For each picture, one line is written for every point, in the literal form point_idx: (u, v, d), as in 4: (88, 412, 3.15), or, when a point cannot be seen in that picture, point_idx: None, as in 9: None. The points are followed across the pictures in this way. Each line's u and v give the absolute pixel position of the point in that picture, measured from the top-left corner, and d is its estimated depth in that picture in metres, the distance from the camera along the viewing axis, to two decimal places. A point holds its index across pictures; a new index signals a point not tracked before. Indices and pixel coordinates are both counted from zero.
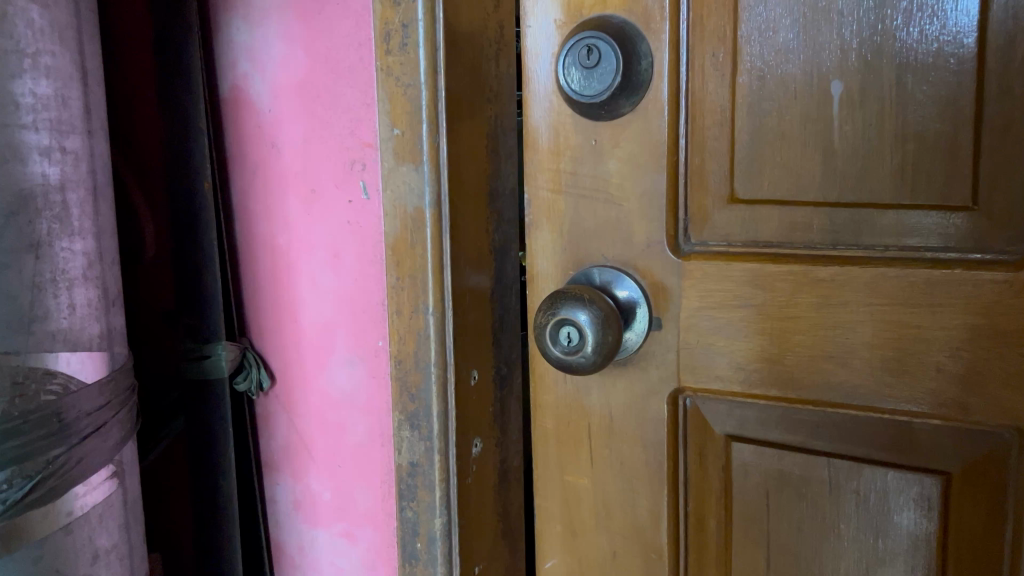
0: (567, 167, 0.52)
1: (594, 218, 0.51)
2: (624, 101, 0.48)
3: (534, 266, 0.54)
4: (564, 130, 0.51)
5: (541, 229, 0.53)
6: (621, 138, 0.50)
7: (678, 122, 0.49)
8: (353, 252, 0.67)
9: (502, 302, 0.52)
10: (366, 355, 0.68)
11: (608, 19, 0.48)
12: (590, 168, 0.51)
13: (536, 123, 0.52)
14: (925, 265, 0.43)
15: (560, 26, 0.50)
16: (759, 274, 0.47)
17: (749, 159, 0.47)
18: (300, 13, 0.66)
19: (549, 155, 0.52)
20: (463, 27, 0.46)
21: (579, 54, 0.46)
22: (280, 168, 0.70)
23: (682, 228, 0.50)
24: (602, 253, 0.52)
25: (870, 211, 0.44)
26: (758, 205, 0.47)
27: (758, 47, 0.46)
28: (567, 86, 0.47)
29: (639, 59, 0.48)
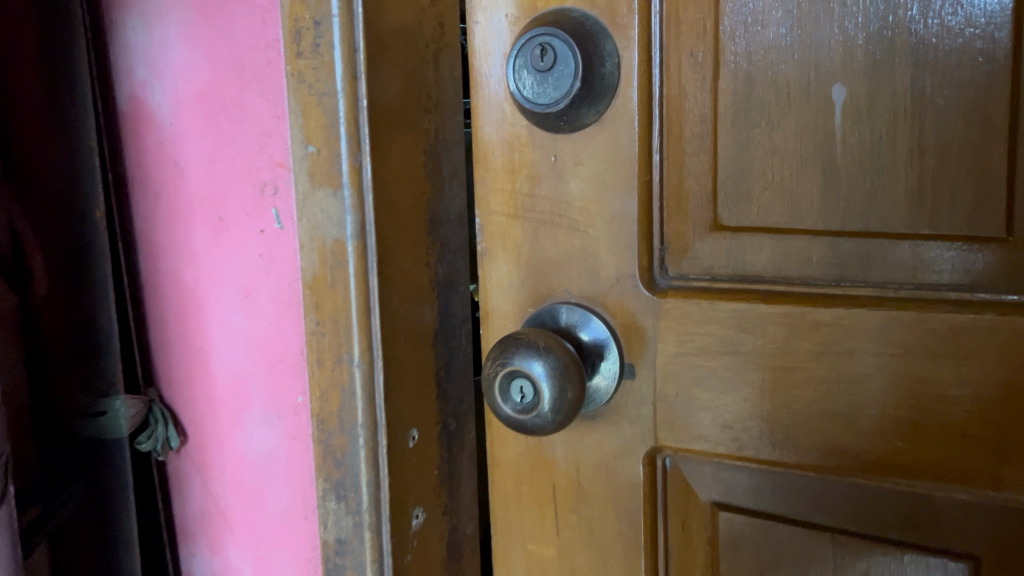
0: (523, 187, 0.44)
1: (555, 247, 0.44)
2: (587, 110, 0.41)
3: (485, 303, 0.46)
4: (519, 144, 0.43)
5: (495, 259, 0.45)
6: (585, 154, 0.42)
7: (652, 134, 0.41)
8: (269, 292, 0.63)
9: (449, 347, 0.44)
10: (285, 414, 0.65)
11: (566, 15, 0.40)
12: (550, 189, 0.43)
13: (486, 135, 0.44)
14: (947, 307, 0.36)
15: (511, 22, 0.42)
16: (749, 316, 0.40)
17: (735, 179, 0.39)
18: (201, 11, 0.61)
19: (502, 174, 0.44)
20: (391, 23, 0.38)
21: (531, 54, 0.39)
22: (185, 192, 0.65)
23: (659, 258, 0.42)
24: (565, 288, 0.44)
25: (881, 241, 0.36)
26: (746, 233, 0.40)
27: (747, 44, 0.38)
28: (518, 92, 0.40)
29: (601, 63, 0.40)
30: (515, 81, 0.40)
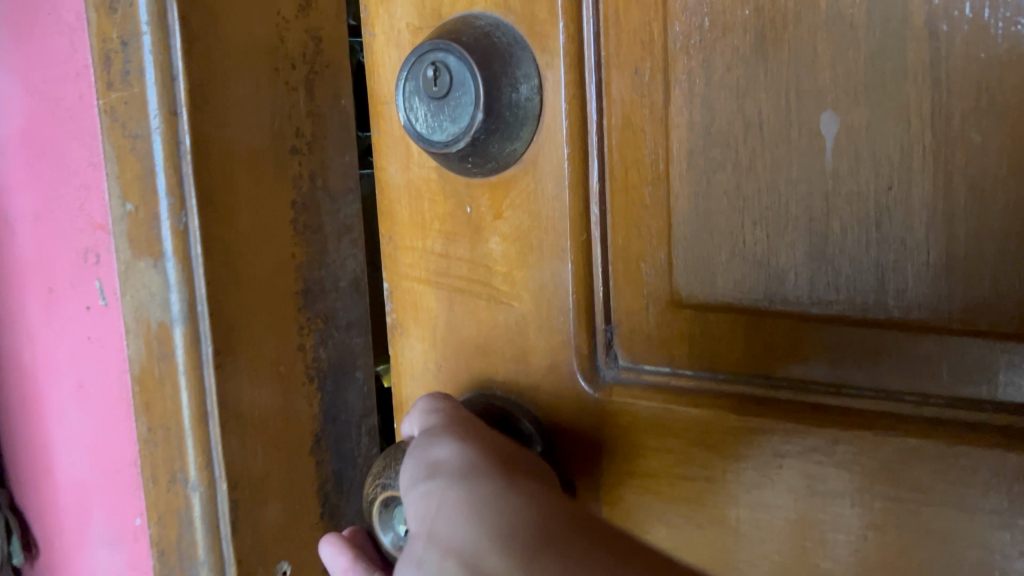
0: (433, 245, 0.34)
1: (476, 325, 0.34)
2: (502, 144, 0.30)
3: (399, 390, 0.37)
4: (427, 190, 0.34)
5: (408, 335, 0.36)
6: (505, 205, 0.32)
7: (589, 179, 0.31)
8: (96, 384, 0.53)
9: (343, 451, 0.35)
10: (123, 537, 0.54)
11: (470, 24, 0.30)
12: (466, 250, 0.33)
13: (389, 179, 0.35)
14: (984, 442, 0.24)
15: (411, 33, 0.33)
16: (710, 430, 0.29)
17: (697, 242, 0.29)
18: (16, 37, 0.54)
19: (411, 228, 0.34)
20: (234, 40, 0.30)
21: (423, 77, 0.29)
22: (22, 256, 0.60)
23: (606, 342, 0.31)
24: (491, 378, 0.34)
25: (896, 335, 0.26)
26: (712, 313, 0.29)
27: (707, 56, 0.27)
28: (410, 126, 0.30)
29: (511, 89, 0.30)
30: (405, 111, 0.30)
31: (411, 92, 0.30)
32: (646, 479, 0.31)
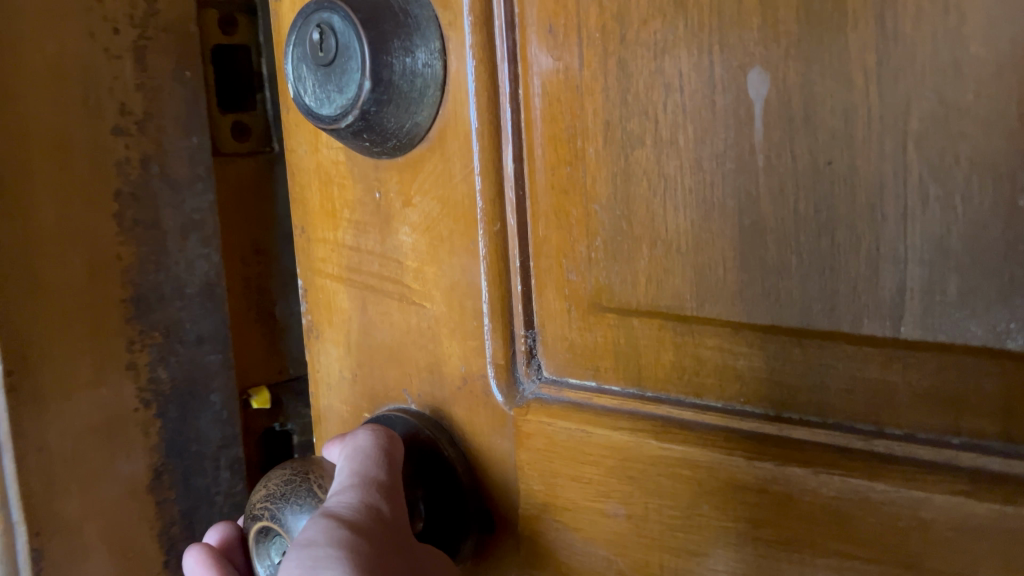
0: (344, 237, 0.30)
1: (387, 328, 0.30)
2: (399, 118, 0.26)
3: (318, 399, 0.33)
4: (337, 174, 0.30)
5: (325, 339, 0.32)
6: (414, 190, 0.28)
7: (502, 158, 0.26)
8: None
9: (193, 486, 0.40)
10: None
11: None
12: (376, 242, 0.29)
13: (300, 163, 0.31)
14: (946, 490, 0.19)
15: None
16: (631, 459, 0.24)
17: (616, 231, 0.24)
18: None
19: (324, 217, 0.31)
20: (39, 21, 0.33)
21: (308, 42, 0.25)
22: None
23: (526, 352, 0.27)
24: (405, 388, 0.30)
25: (841, 350, 0.20)
26: (635, 318, 0.24)
27: (620, 7, 0.23)
28: (298, 98, 0.26)
29: (404, 55, 0.26)
30: (293, 82, 0.26)
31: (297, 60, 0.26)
32: (565, 514, 0.26)
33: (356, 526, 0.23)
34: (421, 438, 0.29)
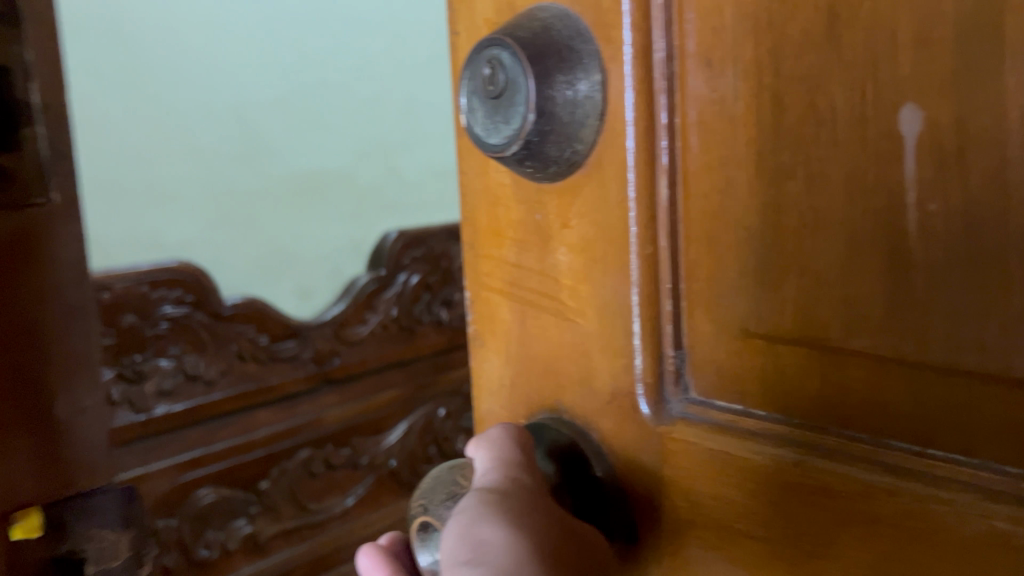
0: (509, 254, 0.32)
1: (543, 341, 0.31)
2: (557, 146, 0.28)
3: (477, 404, 0.35)
4: (503, 196, 0.32)
5: (486, 349, 0.34)
6: (572, 213, 0.29)
7: (656, 184, 0.27)
8: None
9: None
10: None
11: (531, 18, 0.28)
12: (536, 259, 0.31)
13: (471, 183, 0.33)
14: None
15: (489, 29, 0.30)
16: (774, 483, 0.25)
17: (765, 261, 0.25)
18: None
19: (488, 235, 0.33)
20: None
21: (479, 76, 0.27)
22: None
23: (672, 373, 0.28)
24: (557, 399, 0.31)
25: (989, 389, 0.20)
26: (780, 347, 0.25)
27: (773, 43, 0.23)
28: (466, 126, 0.28)
29: (566, 88, 0.27)
30: (464, 112, 0.29)
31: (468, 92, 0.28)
32: (706, 530, 0.27)
33: (485, 496, 0.27)
34: (576, 451, 0.30)
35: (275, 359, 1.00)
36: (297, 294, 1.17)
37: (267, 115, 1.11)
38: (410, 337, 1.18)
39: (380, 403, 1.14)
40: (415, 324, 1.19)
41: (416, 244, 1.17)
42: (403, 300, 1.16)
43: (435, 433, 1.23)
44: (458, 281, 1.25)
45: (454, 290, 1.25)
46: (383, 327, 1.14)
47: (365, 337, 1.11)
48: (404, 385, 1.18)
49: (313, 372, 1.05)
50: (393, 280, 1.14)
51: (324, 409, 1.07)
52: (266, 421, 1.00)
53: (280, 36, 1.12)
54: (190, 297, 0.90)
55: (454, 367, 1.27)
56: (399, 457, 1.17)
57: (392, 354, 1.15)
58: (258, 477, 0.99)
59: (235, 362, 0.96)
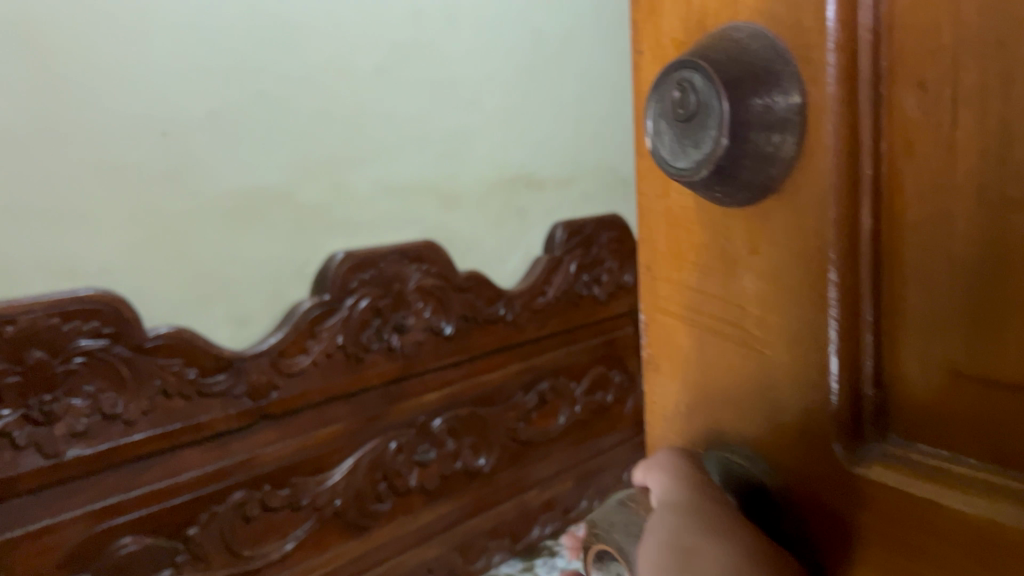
0: (688, 279, 0.32)
1: (722, 367, 0.31)
2: (751, 170, 0.26)
3: (652, 429, 0.37)
4: (685, 218, 0.32)
5: (662, 370, 0.35)
6: (761, 240, 0.28)
7: (860, 213, 0.25)
8: None
9: None
10: None
11: (724, 40, 0.27)
12: (719, 283, 0.31)
13: (651, 206, 0.34)
14: None
15: (675, 48, 0.31)
16: (978, 537, 0.23)
17: (985, 298, 0.23)
18: None
19: (667, 258, 0.33)
20: None
21: (670, 99, 0.27)
22: None
23: (869, 409, 0.26)
24: (736, 429, 0.31)
25: None
26: (994, 390, 0.23)
27: (1002, 67, 0.22)
28: (657, 149, 0.28)
29: (763, 107, 0.26)
30: (653, 136, 0.28)
31: (657, 116, 0.28)
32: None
33: (655, 514, 0.31)
34: (751, 478, 0.30)
35: (204, 394, 0.91)
36: (232, 322, 0.98)
37: (303, 134, 1.03)
38: (356, 367, 1.05)
39: (328, 438, 1.04)
40: (361, 354, 1.05)
41: (362, 266, 1.05)
42: (349, 328, 1.04)
43: (386, 468, 1.10)
44: (410, 304, 1.11)
45: (405, 314, 1.10)
46: (327, 357, 1.02)
47: (307, 369, 1.00)
48: (349, 419, 1.06)
49: (248, 408, 0.95)
50: (338, 306, 1.03)
51: (259, 446, 0.98)
52: (192, 462, 0.92)
53: (320, 48, 1.04)
54: (107, 328, 0.83)
55: (406, 398, 1.12)
56: (345, 496, 1.06)
57: (336, 386, 1.03)
58: (185, 523, 0.92)
59: (158, 400, 0.88)
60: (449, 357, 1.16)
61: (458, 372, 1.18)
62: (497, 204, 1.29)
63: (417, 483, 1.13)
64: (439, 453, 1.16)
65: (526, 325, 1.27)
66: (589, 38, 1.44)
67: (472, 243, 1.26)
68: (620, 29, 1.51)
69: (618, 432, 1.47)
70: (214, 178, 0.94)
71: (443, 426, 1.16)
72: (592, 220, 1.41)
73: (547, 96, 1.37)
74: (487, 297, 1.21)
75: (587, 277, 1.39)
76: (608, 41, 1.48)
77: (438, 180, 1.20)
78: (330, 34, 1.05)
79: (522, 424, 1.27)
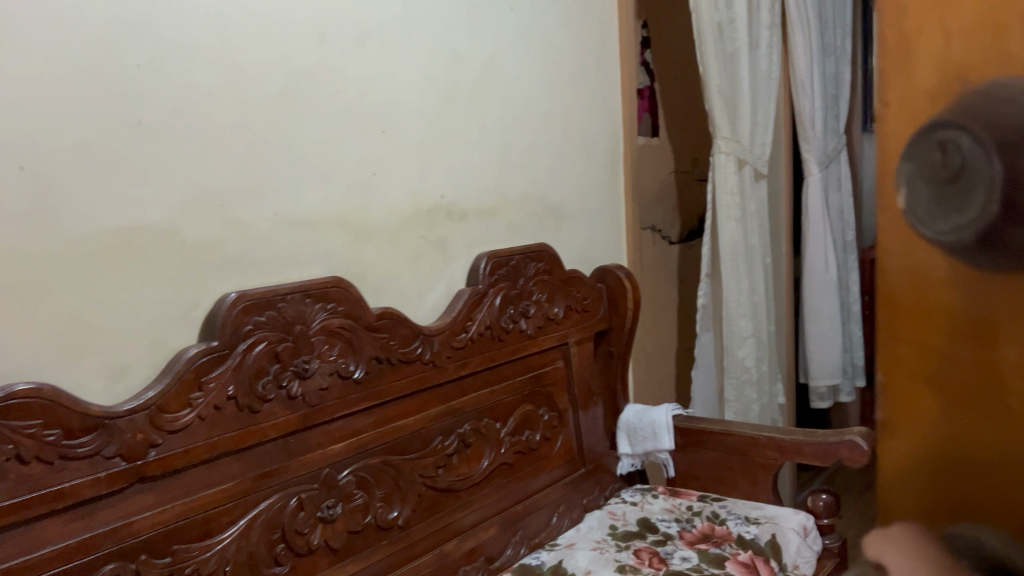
0: (939, 336, 0.31)
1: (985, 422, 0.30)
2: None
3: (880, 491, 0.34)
4: (938, 268, 0.29)
5: (898, 435, 0.33)
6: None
7: None
8: None
9: None
10: None
11: (989, 103, 0.26)
12: (976, 324, 0.29)
13: (895, 257, 0.31)
14: None
15: (927, 101, 0.28)
16: None
17: None
18: None
19: (913, 310, 0.31)
20: None
21: (933, 160, 0.27)
22: None
23: None
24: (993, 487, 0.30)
25: None
26: None
27: None
28: (914, 203, 0.28)
29: None
30: (909, 190, 0.28)
31: (910, 178, 0.28)
32: None
33: None
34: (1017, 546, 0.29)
35: (67, 458, 0.78)
36: (107, 375, 0.85)
37: (191, 165, 0.92)
38: (251, 419, 0.93)
39: (218, 498, 0.90)
40: (256, 404, 0.94)
41: (256, 307, 0.94)
42: (242, 376, 0.92)
43: (285, 527, 0.96)
44: (312, 347, 1.00)
45: (307, 358, 0.99)
46: (216, 409, 0.90)
47: (192, 424, 0.88)
48: (241, 477, 0.93)
49: (123, 471, 0.82)
50: (229, 352, 0.92)
51: (135, 511, 0.84)
52: (53, 534, 0.78)
53: (212, 74, 0.94)
54: None
55: (309, 450, 1.00)
56: (236, 562, 0.91)
57: (227, 440, 0.91)
58: None
59: (11, 467, 0.74)
60: (358, 404, 1.05)
61: (368, 418, 1.07)
62: (414, 236, 1.19)
63: (320, 541, 0.99)
64: (346, 507, 1.03)
65: (445, 364, 1.18)
66: (514, 64, 1.36)
67: (388, 278, 1.16)
68: (547, 56, 1.44)
69: (547, 471, 1.37)
70: (81, 215, 0.83)
71: (351, 477, 1.04)
72: (519, 251, 1.33)
73: (472, 123, 1.29)
74: (401, 336, 1.11)
75: (512, 310, 1.31)
76: (535, 69, 1.41)
77: (348, 214, 1.10)
78: (226, 60, 0.95)
79: (439, 471, 1.17)
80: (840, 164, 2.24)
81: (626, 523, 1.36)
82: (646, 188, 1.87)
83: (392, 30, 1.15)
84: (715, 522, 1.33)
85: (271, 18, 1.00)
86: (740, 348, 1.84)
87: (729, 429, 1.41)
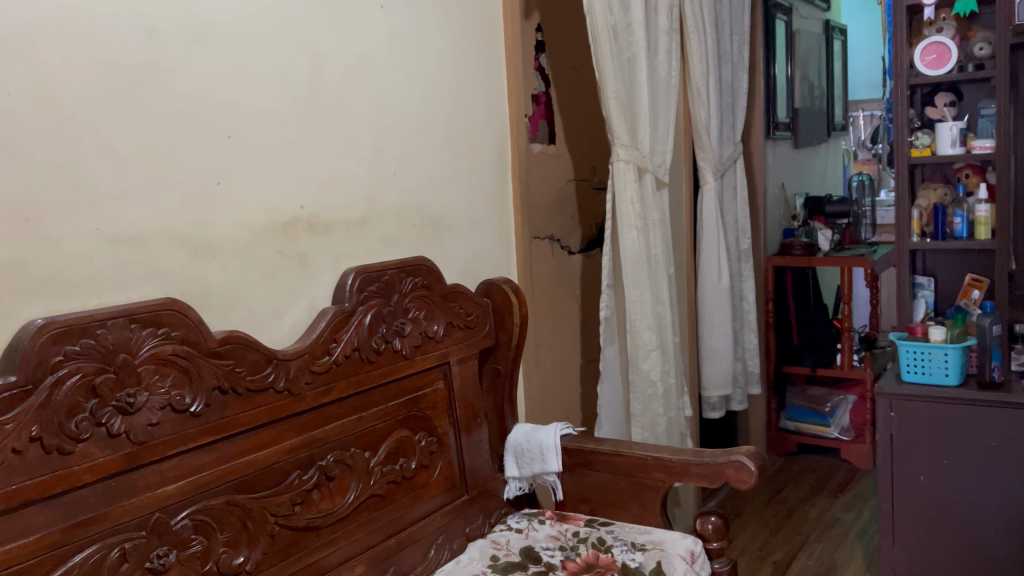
0: None
1: None
2: None
3: None
4: None
5: None
6: None
7: None
8: None
9: None
10: None
11: None
12: None
13: None
14: None
15: None
16: None
17: None
18: None
19: None
20: None
21: None
22: None
23: None
24: None
25: None
26: None
27: None
28: None
29: None
30: None
31: None
32: None
33: None
34: None
35: None
36: None
37: None
38: (60, 461, 0.83)
39: (18, 554, 0.79)
40: (68, 445, 0.83)
41: (68, 336, 0.83)
42: (48, 415, 0.81)
43: None
44: (140, 378, 0.89)
45: (133, 391, 0.88)
46: (15, 454, 0.79)
47: None
48: (49, 528, 0.82)
49: None
50: (33, 388, 0.81)
51: None
52: None
53: (13, 72, 0.83)
54: None
55: (134, 494, 0.89)
56: None
57: (29, 487, 0.80)
58: None
59: None
60: (196, 439, 0.95)
61: (208, 455, 0.97)
62: (268, 253, 1.10)
63: None
64: (181, 555, 0.93)
65: (303, 391, 1.08)
66: (386, 66, 1.28)
67: (236, 298, 1.06)
68: (423, 58, 1.36)
69: (426, 501, 1.29)
70: None
71: (187, 522, 0.94)
72: (392, 265, 1.25)
73: (339, 130, 1.20)
74: (250, 362, 1.02)
75: (385, 330, 1.22)
76: (411, 73, 1.33)
77: (187, 229, 0.99)
78: (34, 54, 0.84)
79: (297, 508, 1.07)
80: (737, 173, 2.23)
81: (509, 553, 1.28)
82: (541, 197, 1.81)
83: (239, 29, 1.05)
84: (601, 549, 1.26)
85: (89, 11, 0.89)
86: (645, 361, 1.78)
87: (619, 450, 1.36)
